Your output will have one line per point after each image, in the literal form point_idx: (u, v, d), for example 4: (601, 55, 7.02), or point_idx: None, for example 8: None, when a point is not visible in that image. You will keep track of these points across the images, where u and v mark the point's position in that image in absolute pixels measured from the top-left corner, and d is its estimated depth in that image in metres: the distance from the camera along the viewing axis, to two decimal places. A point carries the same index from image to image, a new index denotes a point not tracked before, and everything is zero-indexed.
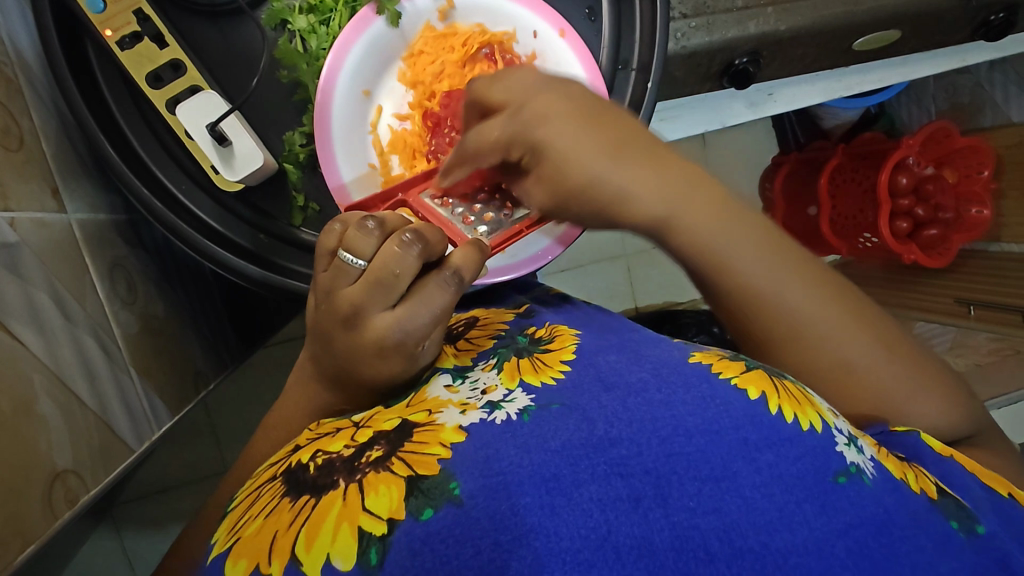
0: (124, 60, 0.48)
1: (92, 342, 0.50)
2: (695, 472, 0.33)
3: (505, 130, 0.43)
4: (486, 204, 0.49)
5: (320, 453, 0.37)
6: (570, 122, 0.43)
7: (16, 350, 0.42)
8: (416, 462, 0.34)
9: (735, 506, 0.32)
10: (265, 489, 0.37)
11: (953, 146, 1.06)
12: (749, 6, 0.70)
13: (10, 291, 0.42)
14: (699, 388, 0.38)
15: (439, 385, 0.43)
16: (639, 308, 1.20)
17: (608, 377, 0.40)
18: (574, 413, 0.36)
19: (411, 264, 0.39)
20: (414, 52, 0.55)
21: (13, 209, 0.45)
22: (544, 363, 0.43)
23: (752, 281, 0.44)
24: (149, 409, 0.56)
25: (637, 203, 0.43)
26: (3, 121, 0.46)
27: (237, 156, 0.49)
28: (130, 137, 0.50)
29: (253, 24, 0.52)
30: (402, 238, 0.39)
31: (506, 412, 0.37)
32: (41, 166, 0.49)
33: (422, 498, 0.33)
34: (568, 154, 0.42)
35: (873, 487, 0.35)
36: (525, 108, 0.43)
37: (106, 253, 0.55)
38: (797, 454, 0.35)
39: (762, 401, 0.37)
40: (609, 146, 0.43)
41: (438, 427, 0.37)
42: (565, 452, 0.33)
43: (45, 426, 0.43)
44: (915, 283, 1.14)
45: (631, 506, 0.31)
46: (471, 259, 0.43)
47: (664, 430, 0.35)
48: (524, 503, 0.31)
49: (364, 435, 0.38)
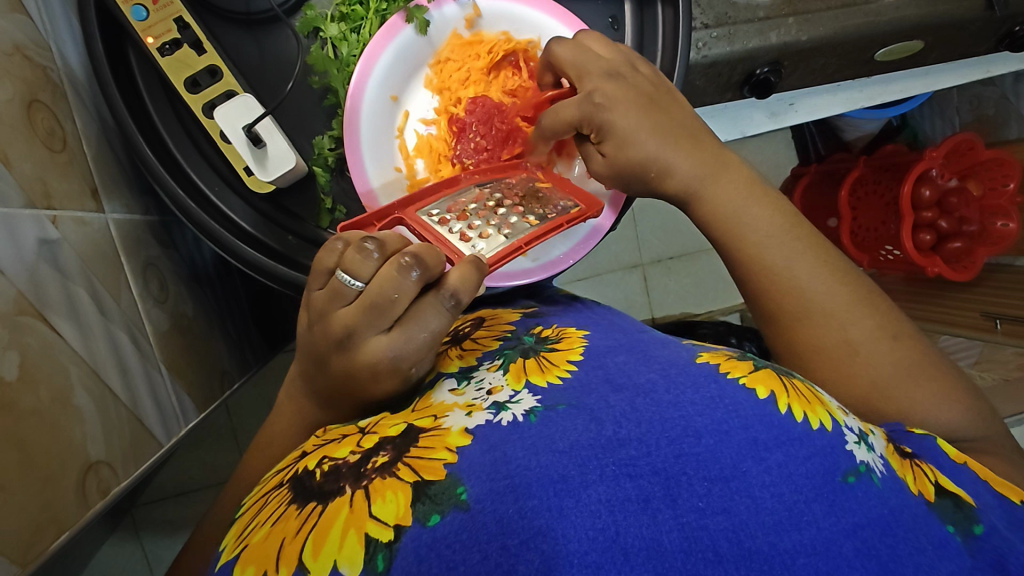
0: (164, 66, 0.50)
1: (124, 336, 0.51)
2: (705, 473, 0.32)
3: (576, 110, 0.49)
4: (484, 219, 0.47)
5: (326, 459, 0.37)
6: (633, 105, 0.48)
7: (54, 341, 0.43)
8: (423, 468, 0.34)
9: (744, 506, 0.31)
10: (273, 496, 0.36)
11: (977, 157, 1.05)
12: (772, 16, 0.71)
13: (50, 285, 0.44)
14: (707, 388, 0.37)
15: (445, 390, 0.42)
16: (657, 318, 1.20)
17: (616, 378, 0.40)
18: (582, 414, 0.36)
19: (410, 288, 0.38)
20: (441, 59, 0.56)
21: (55, 207, 0.46)
22: (551, 363, 0.43)
23: (773, 254, 0.47)
24: (177, 406, 0.57)
25: (688, 163, 0.48)
26: (49, 124, 0.48)
27: (270, 157, 0.51)
28: (167, 140, 0.52)
29: (287, 32, 0.54)
30: (401, 261, 0.38)
31: (512, 413, 0.37)
32: (82, 167, 0.51)
33: (429, 504, 0.32)
34: (640, 131, 0.48)
35: (882, 487, 0.34)
36: (595, 91, 0.48)
37: (139, 253, 0.56)
38: (806, 453, 0.34)
39: (771, 400, 0.37)
40: (668, 125, 0.48)
41: (443, 432, 0.36)
42: (573, 453, 0.33)
43: (80, 417, 0.45)
44: (937, 297, 1.12)
45: (640, 507, 0.31)
46: (470, 281, 0.40)
47: (672, 430, 0.34)
48: (532, 506, 0.31)
49: (370, 440, 0.37)
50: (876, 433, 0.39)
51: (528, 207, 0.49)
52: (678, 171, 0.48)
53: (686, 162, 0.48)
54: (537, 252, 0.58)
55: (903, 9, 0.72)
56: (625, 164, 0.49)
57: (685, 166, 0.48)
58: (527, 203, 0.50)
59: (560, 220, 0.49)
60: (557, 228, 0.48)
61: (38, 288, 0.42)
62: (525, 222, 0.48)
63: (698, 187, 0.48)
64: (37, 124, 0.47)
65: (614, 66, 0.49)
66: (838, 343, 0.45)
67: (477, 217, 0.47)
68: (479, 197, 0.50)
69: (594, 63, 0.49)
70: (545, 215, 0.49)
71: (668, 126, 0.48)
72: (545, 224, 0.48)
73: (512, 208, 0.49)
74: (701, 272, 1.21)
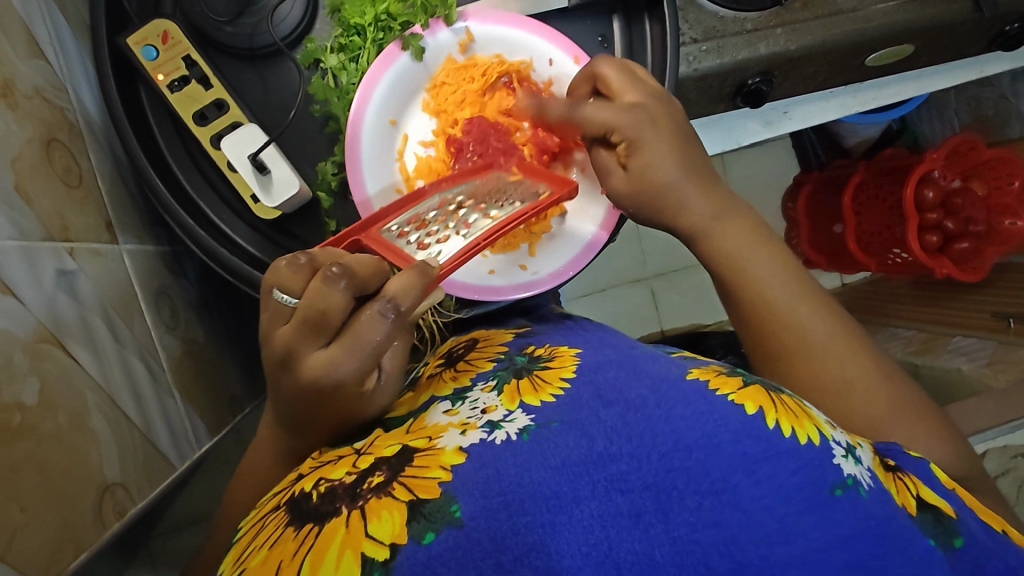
0: (174, 101, 0.52)
1: (138, 362, 0.53)
2: (695, 487, 0.32)
3: (613, 118, 0.49)
4: (443, 223, 0.46)
5: (321, 481, 0.37)
6: (668, 134, 0.50)
7: (72, 366, 0.45)
8: (416, 487, 0.34)
9: (735, 519, 0.31)
10: (270, 519, 0.37)
11: (980, 157, 1.05)
12: (760, 28, 0.72)
13: (69, 313, 0.45)
14: (696, 403, 0.37)
15: (439, 412, 0.42)
16: (666, 331, 1.20)
17: (607, 394, 0.40)
18: (574, 429, 0.36)
19: (339, 298, 0.36)
20: (437, 84, 0.58)
21: (72, 240, 0.48)
22: (544, 381, 0.43)
23: (756, 265, 0.48)
24: (188, 431, 0.58)
25: (695, 196, 0.49)
26: (66, 162, 0.50)
27: (275, 182, 0.52)
28: (177, 173, 0.55)
29: (289, 65, 0.57)
30: (326, 272, 0.36)
31: (506, 431, 0.37)
32: (97, 202, 0.53)
33: (424, 522, 0.32)
34: (667, 154, 0.49)
35: (870, 499, 0.34)
36: (638, 105, 0.49)
37: (151, 282, 0.58)
38: (794, 466, 0.34)
39: (759, 415, 0.37)
40: (691, 152, 0.51)
41: (437, 452, 0.37)
42: (565, 469, 0.34)
43: (97, 441, 0.46)
44: (943, 303, 1.10)
45: (631, 522, 0.31)
46: (411, 286, 0.38)
47: (663, 445, 0.35)
48: (525, 522, 0.31)
49: (365, 461, 0.38)
50: (864, 446, 0.40)
51: (489, 204, 0.48)
52: (687, 180, 0.49)
53: (694, 194, 0.49)
54: (540, 265, 0.59)
55: (891, 15, 0.73)
56: (645, 183, 0.49)
57: (691, 195, 0.49)
58: (489, 200, 0.49)
59: (525, 209, 0.47)
60: (516, 220, 0.46)
61: (57, 317, 0.44)
62: (485, 219, 0.46)
63: (697, 201, 0.49)
64: (55, 161, 0.49)
65: (658, 95, 0.51)
66: (829, 345, 0.46)
67: (436, 223, 0.46)
68: (440, 204, 0.48)
69: (640, 87, 0.51)
70: (506, 208, 0.48)
71: (690, 155, 0.50)
72: (503, 219, 0.45)
73: (473, 208, 0.47)
74: (703, 283, 1.21)
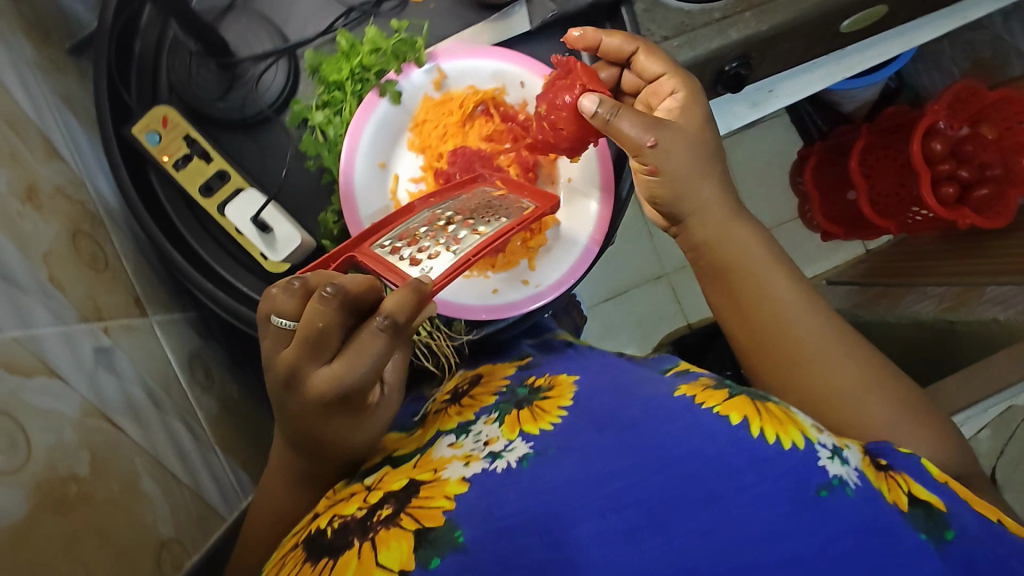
0: (180, 178, 0.56)
1: (179, 425, 0.56)
2: (687, 499, 0.34)
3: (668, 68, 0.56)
4: (433, 239, 0.48)
5: (336, 517, 0.39)
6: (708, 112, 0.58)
7: (119, 437, 0.48)
8: (422, 516, 0.35)
9: (725, 527, 0.32)
10: (289, 558, 0.39)
11: (982, 101, 1.03)
12: (728, 15, 0.73)
13: (111, 388, 0.49)
14: (683, 418, 0.39)
15: (444, 445, 0.44)
16: (692, 324, 1.19)
17: (602, 416, 0.41)
18: (572, 453, 0.37)
19: (335, 317, 0.39)
20: (419, 122, 0.62)
21: (105, 319, 0.52)
22: (542, 411, 0.44)
23: (754, 260, 0.53)
24: (231, 484, 0.61)
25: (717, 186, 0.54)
26: (91, 250, 0.55)
27: (279, 239, 0.56)
28: (193, 244, 0.58)
29: (281, 127, 0.61)
30: (320, 293, 0.38)
31: (506, 460, 0.38)
32: (124, 281, 0.57)
33: (429, 549, 0.33)
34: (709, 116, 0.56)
35: (856, 498, 0.34)
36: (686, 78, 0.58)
37: (183, 348, 0.62)
38: (778, 473, 0.35)
39: (743, 425, 0.38)
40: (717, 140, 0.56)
41: (442, 482, 0.38)
42: (564, 489, 0.35)
43: (149, 501, 0.49)
44: (969, 258, 1.02)
45: (626, 539, 0.32)
46: (405, 305, 0.39)
47: (654, 462, 0.36)
48: (527, 545, 0.33)
49: (375, 496, 0.39)
50: (853, 446, 0.40)
51: (476, 221, 0.49)
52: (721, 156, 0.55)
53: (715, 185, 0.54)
54: (539, 278, 0.61)
55: None
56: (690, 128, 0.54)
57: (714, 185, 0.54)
58: (476, 215, 0.50)
59: (510, 223, 0.48)
60: (500, 237, 0.47)
61: (100, 392, 0.48)
62: (474, 234, 0.47)
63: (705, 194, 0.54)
64: (82, 250, 0.53)
65: None
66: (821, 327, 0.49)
67: (427, 239, 0.48)
68: (430, 219, 0.51)
69: None
70: (492, 224, 0.48)
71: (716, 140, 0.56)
72: (488, 236, 0.46)
73: (461, 223, 0.49)
74: None
